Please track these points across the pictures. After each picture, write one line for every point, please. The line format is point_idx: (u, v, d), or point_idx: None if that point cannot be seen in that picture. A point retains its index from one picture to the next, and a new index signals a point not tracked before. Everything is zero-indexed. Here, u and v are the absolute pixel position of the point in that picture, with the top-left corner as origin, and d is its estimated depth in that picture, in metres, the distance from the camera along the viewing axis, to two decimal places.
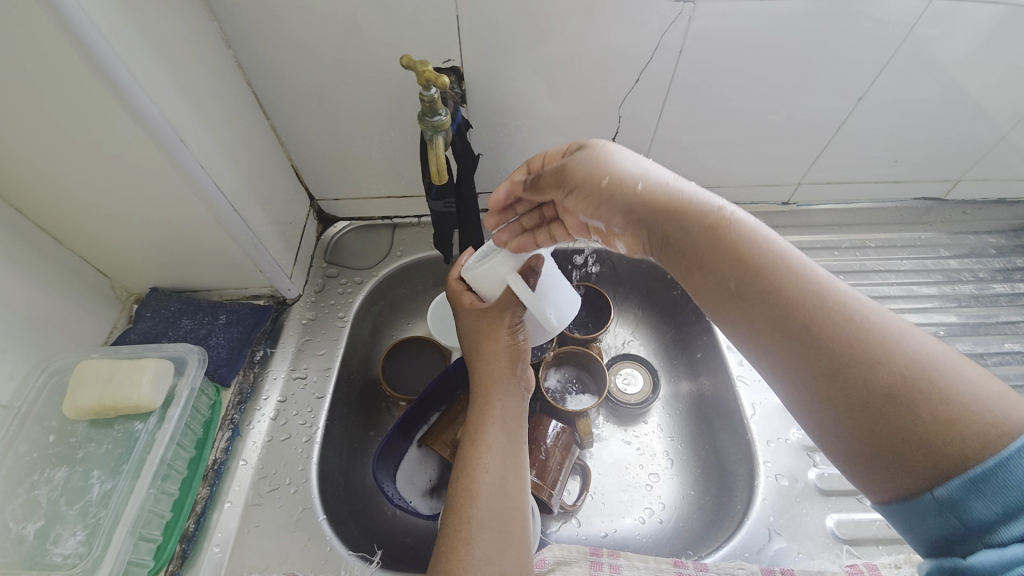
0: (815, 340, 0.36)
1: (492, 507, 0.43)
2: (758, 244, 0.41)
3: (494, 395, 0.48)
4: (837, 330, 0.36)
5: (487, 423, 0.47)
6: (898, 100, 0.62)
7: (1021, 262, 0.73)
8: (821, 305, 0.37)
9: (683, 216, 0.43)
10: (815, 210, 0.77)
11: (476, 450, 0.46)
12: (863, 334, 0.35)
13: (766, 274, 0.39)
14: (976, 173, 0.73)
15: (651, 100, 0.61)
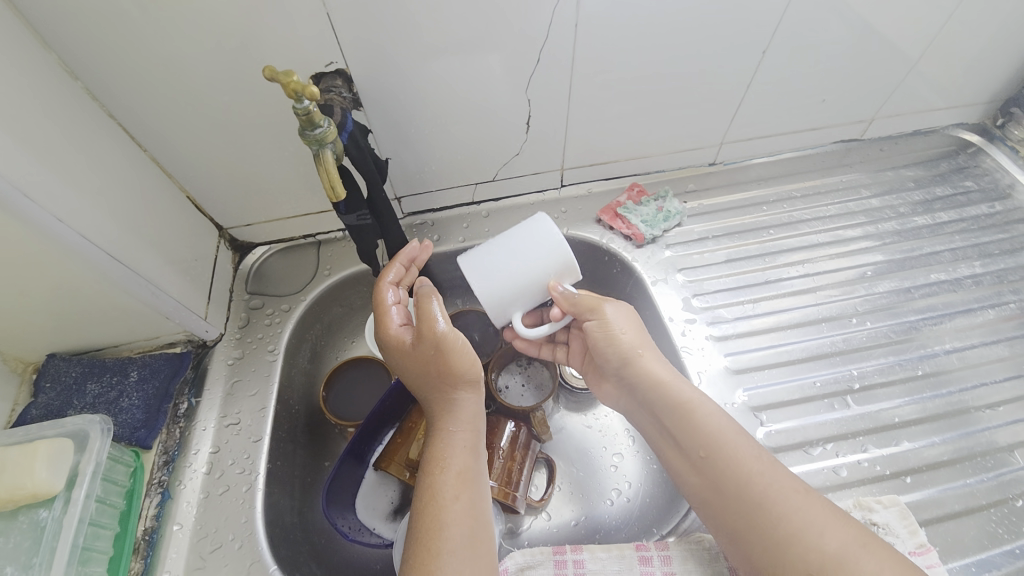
0: (720, 474, 0.47)
1: (458, 532, 0.43)
2: (693, 394, 0.51)
3: (448, 420, 0.49)
4: (737, 466, 0.46)
5: (447, 447, 0.47)
6: (801, 48, 0.62)
7: (938, 192, 0.76)
8: (735, 445, 0.47)
9: (640, 358, 0.53)
10: (741, 167, 0.77)
11: (435, 476, 0.46)
12: (761, 476, 0.45)
13: (693, 403, 0.50)
14: (888, 110, 0.74)
15: (558, 79, 0.59)
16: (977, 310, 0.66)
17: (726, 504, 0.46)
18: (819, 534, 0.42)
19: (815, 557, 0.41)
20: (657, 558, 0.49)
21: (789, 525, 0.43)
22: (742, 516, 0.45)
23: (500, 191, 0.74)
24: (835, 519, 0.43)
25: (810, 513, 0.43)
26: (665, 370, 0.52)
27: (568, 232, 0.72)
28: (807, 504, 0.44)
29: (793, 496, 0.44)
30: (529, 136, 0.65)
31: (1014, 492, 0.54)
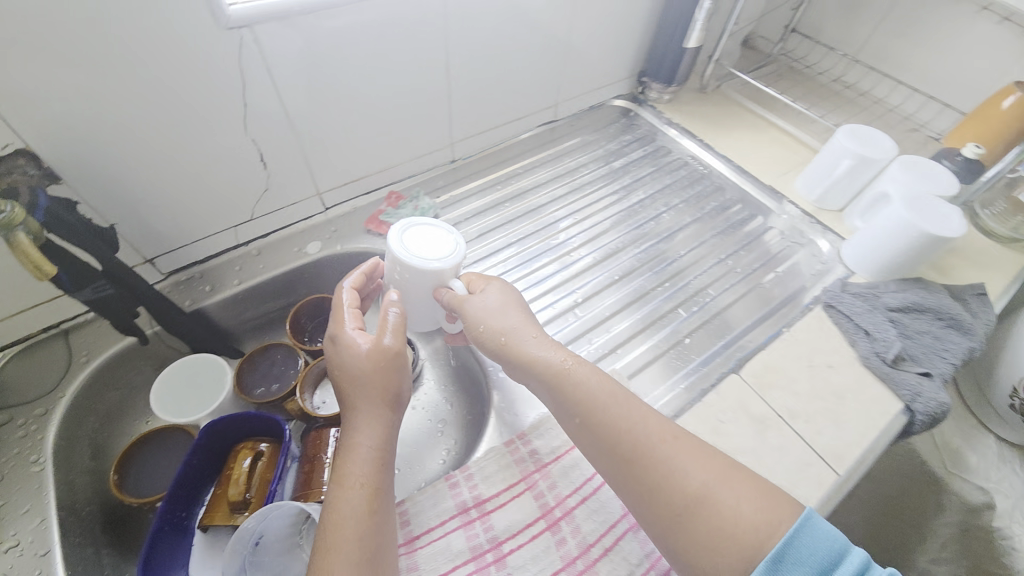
0: (598, 427, 0.53)
1: (361, 536, 0.46)
2: (564, 361, 0.57)
3: (358, 433, 0.52)
4: (608, 417, 0.53)
5: (354, 463, 0.50)
6: (475, 61, 0.79)
7: (614, 145, 1.03)
8: (608, 400, 0.54)
9: (505, 343, 0.59)
10: (476, 159, 0.94)
11: (337, 496, 0.48)
12: (629, 424, 0.52)
13: (567, 373, 0.56)
14: (564, 95, 0.98)
15: (275, 119, 0.65)
16: (652, 221, 0.90)
17: (602, 449, 0.53)
18: (686, 472, 0.48)
19: (680, 490, 0.48)
20: (461, 478, 0.59)
21: (688, 489, 0.48)
22: (619, 457, 0.51)
23: (264, 228, 0.77)
24: (691, 452, 0.50)
25: (673, 451, 0.50)
26: (538, 349, 0.58)
27: (342, 248, 0.80)
28: (676, 447, 0.50)
29: (660, 440, 0.51)
30: (270, 172, 0.70)
31: (685, 333, 0.75)
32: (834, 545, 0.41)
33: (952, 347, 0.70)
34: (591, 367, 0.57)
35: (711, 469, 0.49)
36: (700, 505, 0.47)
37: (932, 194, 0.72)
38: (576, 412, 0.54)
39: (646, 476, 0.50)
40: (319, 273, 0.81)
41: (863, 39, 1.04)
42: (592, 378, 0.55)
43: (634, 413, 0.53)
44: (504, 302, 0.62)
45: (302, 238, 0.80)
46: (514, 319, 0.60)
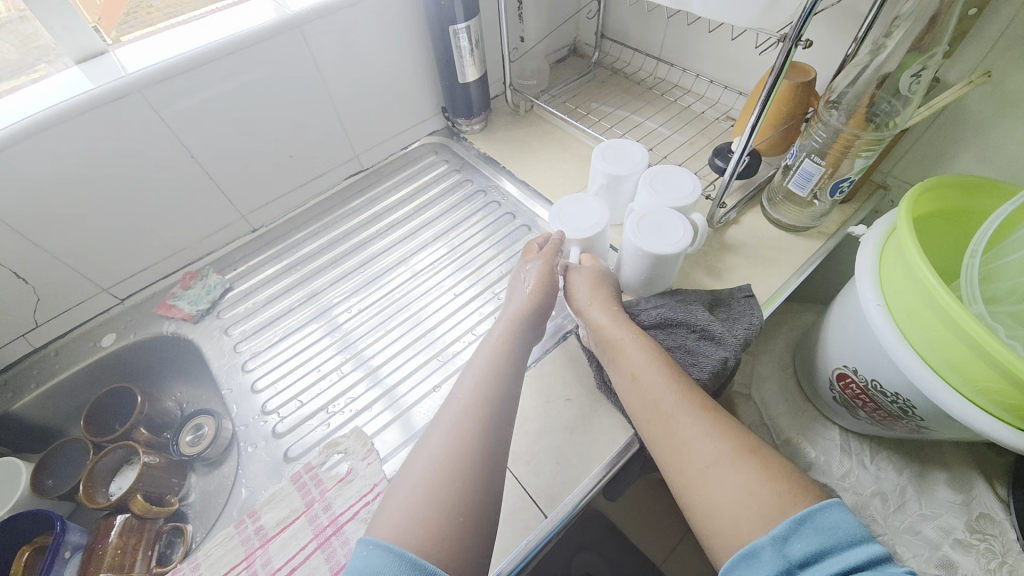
0: (641, 394, 0.58)
1: (416, 505, 0.49)
2: (622, 336, 0.63)
3: (460, 393, 0.59)
4: (647, 389, 0.58)
5: (431, 440, 0.55)
6: (228, 142, 0.82)
7: (427, 180, 1.05)
8: (647, 372, 0.59)
9: (588, 312, 0.67)
10: (281, 224, 0.98)
11: (411, 477, 0.52)
12: (661, 394, 0.57)
13: (627, 342, 0.62)
14: (361, 148, 1.01)
15: (13, 241, 0.70)
16: (442, 261, 0.91)
17: (641, 414, 0.58)
18: (697, 452, 0.52)
19: (699, 467, 0.51)
20: (187, 568, 0.59)
21: (704, 471, 0.51)
22: (650, 426, 0.57)
23: (59, 329, 0.82)
24: (717, 424, 0.54)
25: (695, 426, 0.54)
26: (601, 318, 0.66)
27: (136, 335, 0.85)
28: (700, 421, 0.54)
29: (682, 410, 0.55)
30: (36, 284, 0.75)
31: (440, 379, 0.74)
32: (852, 534, 0.42)
33: (701, 361, 0.65)
34: (650, 344, 0.63)
35: (726, 458, 0.51)
36: (707, 481, 0.50)
37: (668, 207, 0.69)
38: (628, 373, 0.60)
39: (676, 452, 0.53)
40: (123, 362, 0.86)
41: (660, 37, 1.02)
42: (634, 358, 0.61)
43: (684, 389, 0.57)
44: (608, 271, 0.73)
45: (100, 331, 0.85)
46: (596, 296, 0.69)
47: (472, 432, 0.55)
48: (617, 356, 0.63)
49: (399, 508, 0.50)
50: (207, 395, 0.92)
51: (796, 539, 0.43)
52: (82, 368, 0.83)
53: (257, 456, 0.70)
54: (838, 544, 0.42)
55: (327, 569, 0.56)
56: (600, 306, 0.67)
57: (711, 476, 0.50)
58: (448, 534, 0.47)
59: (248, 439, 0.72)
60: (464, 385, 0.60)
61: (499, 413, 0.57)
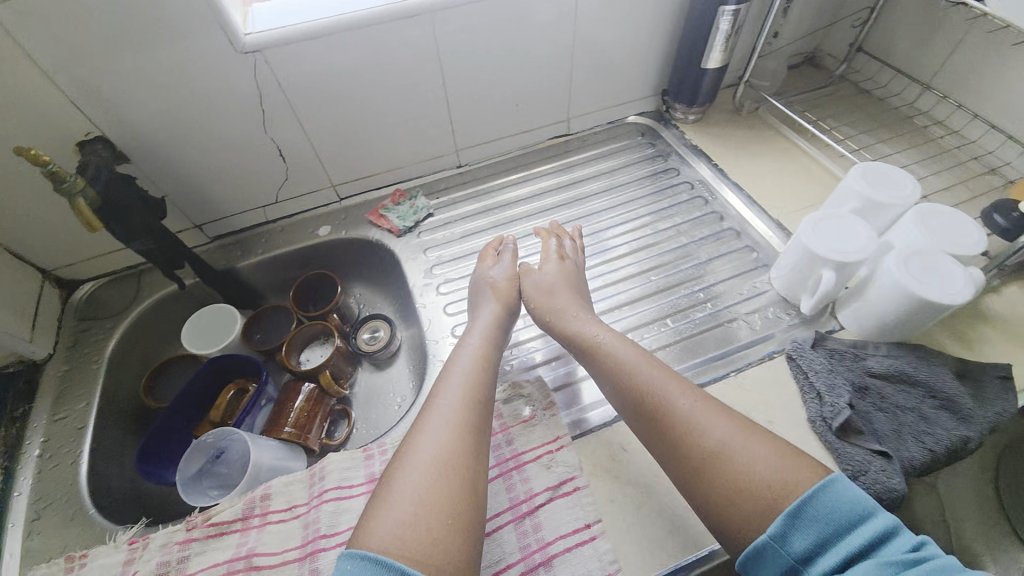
0: (609, 367, 0.62)
1: (429, 495, 0.49)
2: (600, 339, 0.65)
3: (435, 402, 0.59)
4: (619, 365, 0.61)
5: (421, 434, 0.55)
6: (473, 77, 0.86)
7: (631, 159, 1.02)
8: (623, 359, 0.61)
9: (560, 312, 0.71)
10: (483, 166, 1.01)
11: (389, 483, 0.51)
12: (649, 381, 0.58)
13: (618, 345, 0.63)
14: (574, 112, 1.01)
15: (289, 124, 0.79)
16: (636, 243, 0.89)
17: (627, 402, 0.59)
18: (705, 430, 0.52)
19: (702, 440, 0.51)
20: (376, 452, 0.65)
21: (711, 451, 0.50)
22: (641, 414, 0.57)
23: (289, 209, 0.93)
24: (687, 392, 0.56)
25: (672, 399, 0.55)
26: (584, 327, 0.67)
27: (346, 234, 0.94)
28: (712, 411, 0.53)
29: (663, 390, 0.56)
30: (289, 165, 0.85)
31: None
32: (857, 510, 0.43)
33: (937, 433, 0.58)
34: (624, 351, 0.62)
35: (728, 436, 0.50)
36: (721, 459, 0.49)
37: (945, 251, 0.62)
38: (613, 376, 0.61)
39: (679, 450, 0.52)
40: (327, 255, 0.96)
41: (937, 63, 0.90)
42: (614, 343, 0.63)
43: (681, 391, 0.56)
44: (572, 299, 0.72)
45: (317, 221, 0.95)
46: (587, 323, 0.68)
47: (435, 449, 0.53)
48: (601, 366, 0.63)
49: (394, 518, 0.48)
50: (383, 305, 1.00)
51: (793, 532, 0.43)
52: (297, 250, 0.93)
53: (445, 374, 0.74)
54: (841, 526, 0.42)
55: (506, 499, 0.58)
56: (584, 321, 0.68)
57: (721, 457, 0.49)
58: (463, 523, 0.49)
59: (435, 356, 0.76)
60: (448, 392, 0.59)
61: (471, 443, 0.55)
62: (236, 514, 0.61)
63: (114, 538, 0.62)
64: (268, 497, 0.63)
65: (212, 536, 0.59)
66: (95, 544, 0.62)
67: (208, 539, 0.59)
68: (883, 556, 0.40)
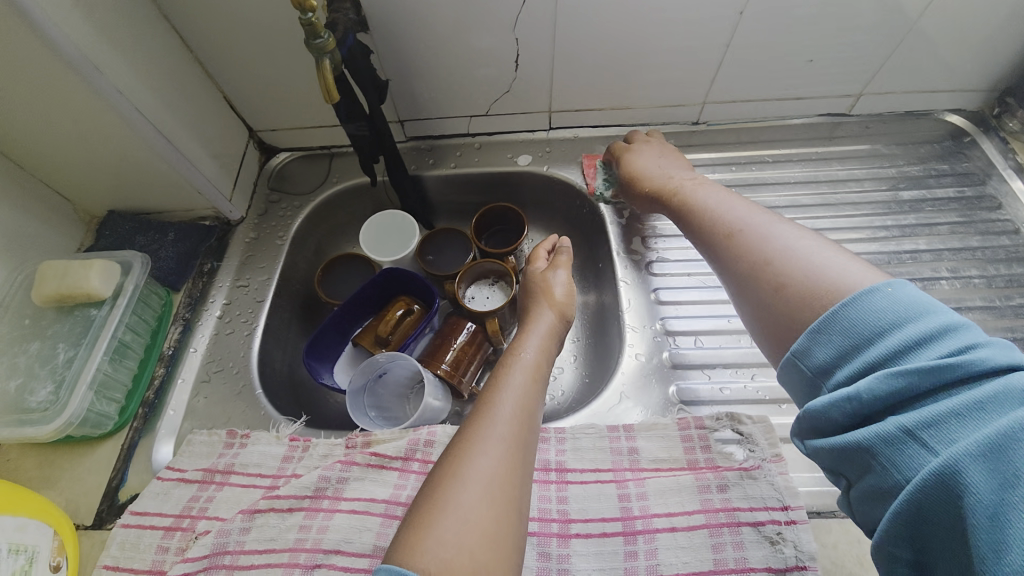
0: (710, 214, 0.54)
1: (485, 521, 0.38)
2: (678, 183, 0.62)
3: (491, 411, 0.46)
4: (720, 216, 0.53)
5: (484, 445, 0.42)
6: (782, 11, 0.64)
7: (935, 167, 0.77)
8: (735, 212, 0.52)
9: (675, 179, 0.63)
10: (723, 129, 0.82)
11: (442, 488, 0.40)
12: (761, 226, 0.48)
13: (725, 200, 0.55)
14: (874, 87, 0.76)
15: (543, 22, 0.65)
16: (922, 283, 0.66)
17: (737, 260, 0.47)
18: (776, 244, 0.45)
19: (833, 278, 0.39)
20: (552, 437, 0.55)
21: (770, 267, 0.44)
22: (738, 263, 0.47)
23: (493, 126, 0.82)
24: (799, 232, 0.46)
25: (779, 233, 0.46)
26: (685, 182, 0.62)
27: (548, 170, 0.81)
28: (777, 224, 0.47)
29: (767, 226, 0.48)
30: (517, 74, 0.73)
31: None
32: (885, 319, 0.34)
33: None
34: (716, 193, 0.57)
35: (798, 245, 0.44)
36: (773, 268, 0.44)
37: None
38: (691, 213, 0.57)
39: (744, 275, 0.46)
40: (517, 188, 0.84)
41: None
42: (725, 199, 0.55)
43: (757, 214, 0.50)
44: (668, 167, 0.67)
45: (517, 148, 0.83)
46: (676, 176, 0.64)
47: (496, 462, 0.42)
48: (686, 213, 0.57)
49: (448, 542, 0.36)
50: None
51: (917, 448, 0.30)
52: (490, 174, 0.82)
53: (646, 375, 0.61)
54: (865, 336, 0.34)
55: (710, 560, 0.47)
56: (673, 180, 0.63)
57: (779, 255, 0.44)
58: (512, 548, 0.38)
59: (634, 348, 0.63)
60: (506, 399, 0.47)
61: (523, 458, 0.43)
62: (399, 451, 0.54)
63: (275, 426, 0.60)
64: (430, 444, 0.55)
65: (372, 466, 0.54)
66: (257, 427, 0.60)
67: (369, 467, 0.53)
68: (906, 362, 0.33)
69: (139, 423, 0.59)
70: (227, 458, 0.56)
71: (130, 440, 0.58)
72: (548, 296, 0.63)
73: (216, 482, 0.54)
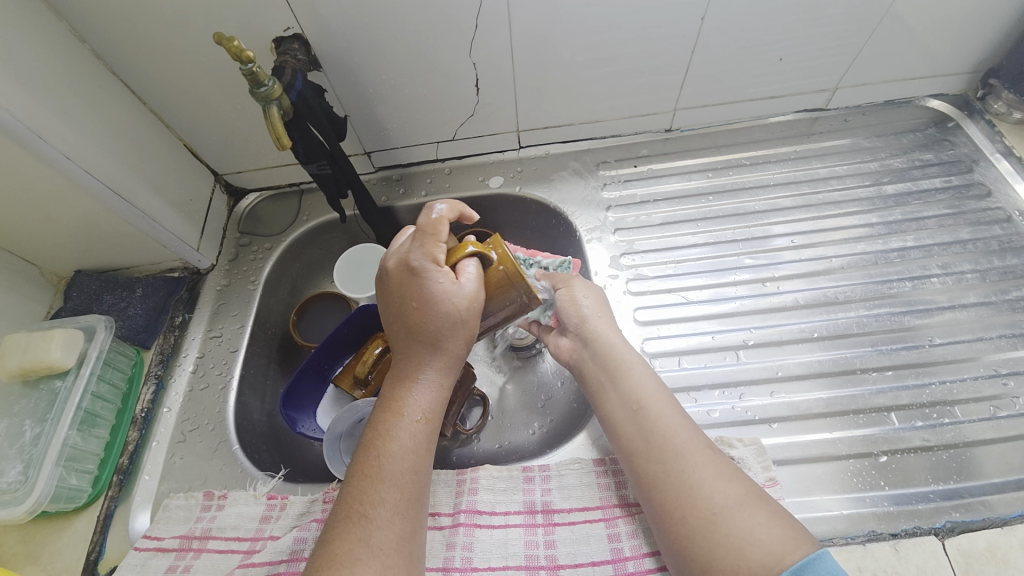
0: (647, 428, 0.49)
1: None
2: (632, 359, 0.53)
3: (378, 477, 0.43)
4: (664, 434, 0.48)
5: (371, 519, 0.42)
6: (745, 13, 0.63)
7: (916, 158, 0.74)
8: (675, 432, 0.47)
9: (622, 349, 0.54)
10: (697, 134, 0.79)
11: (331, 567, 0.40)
12: (697, 466, 0.45)
13: (662, 408, 0.49)
14: (851, 79, 0.73)
15: (499, 44, 0.64)
16: (912, 283, 0.63)
17: (670, 507, 0.45)
18: (714, 489, 0.44)
19: (758, 550, 0.40)
20: (538, 477, 0.53)
21: (709, 516, 0.43)
22: (666, 499, 0.45)
23: (462, 149, 0.80)
24: (724, 472, 0.45)
25: (710, 470, 0.45)
26: (632, 360, 0.53)
27: (520, 191, 0.78)
28: (713, 461, 0.46)
29: (695, 458, 0.46)
30: (480, 97, 0.71)
31: (880, 449, 0.53)
32: None
33: None
34: (657, 386, 0.51)
35: (735, 499, 0.43)
36: (719, 521, 0.42)
37: None
38: (633, 404, 0.50)
39: (676, 515, 0.44)
40: (492, 210, 0.82)
41: None
42: (662, 403, 0.50)
43: (692, 443, 0.47)
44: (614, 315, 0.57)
45: (489, 170, 0.81)
46: (621, 342, 0.55)
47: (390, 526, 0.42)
48: (626, 403, 0.51)
49: None
50: None
51: None
52: (463, 198, 0.80)
53: None
54: None
55: None
56: (618, 346, 0.54)
57: (728, 512, 0.42)
58: None
59: None
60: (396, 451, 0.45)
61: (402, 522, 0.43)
62: None
63: (252, 484, 0.59)
64: None
65: None
66: (235, 486, 0.59)
67: None
68: None
69: (114, 491, 0.58)
70: (204, 523, 0.54)
71: (106, 510, 0.57)
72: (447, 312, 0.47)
73: (193, 550, 0.53)
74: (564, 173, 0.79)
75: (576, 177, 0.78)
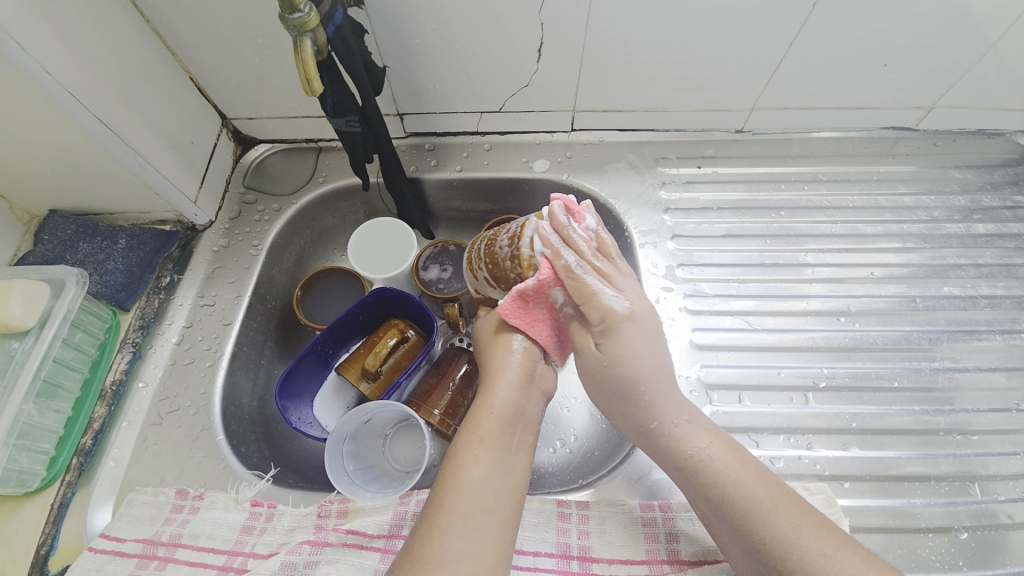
0: (735, 526, 0.41)
1: (481, 520, 0.40)
2: (705, 448, 0.44)
3: (475, 429, 0.44)
4: (764, 531, 0.40)
5: (443, 540, 0.38)
6: (864, 6, 0.53)
7: (1007, 198, 0.67)
8: (764, 518, 0.40)
9: (682, 427, 0.45)
10: (770, 140, 0.71)
11: (439, 499, 0.41)
12: (813, 561, 0.38)
13: (759, 499, 0.41)
14: (953, 99, 0.65)
15: (575, 5, 0.54)
16: (999, 338, 0.57)
17: None
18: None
19: None
20: (575, 515, 0.47)
21: None
22: None
23: (506, 125, 0.71)
24: (861, 568, 0.37)
25: (845, 572, 0.37)
26: (699, 442, 0.44)
27: (567, 179, 0.70)
28: (819, 554, 0.38)
29: (819, 560, 0.38)
30: (540, 66, 0.61)
31: (960, 523, 0.48)
32: None
33: None
34: (734, 462, 0.43)
35: None
36: None
37: None
38: (705, 497, 0.43)
39: None
40: (532, 197, 0.73)
41: None
42: (756, 491, 0.41)
43: (794, 530, 0.39)
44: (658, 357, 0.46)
45: (533, 151, 0.72)
46: (690, 419, 0.45)
47: (500, 463, 0.43)
48: (706, 494, 0.43)
49: (452, 532, 0.39)
50: None
51: None
52: (501, 180, 0.71)
53: None
54: None
55: None
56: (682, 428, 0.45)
57: None
58: (500, 541, 0.40)
59: None
60: (505, 395, 0.46)
61: (488, 546, 0.39)
62: (382, 529, 0.45)
63: (235, 486, 0.51)
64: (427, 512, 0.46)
65: (349, 546, 0.45)
66: (215, 487, 0.50)
67: (345, 548, 0.44)
68: None
69: (73, 476, 0.49)
70: (174, 527, 0.46)
71: (61, 497, 0.48)
72: (513, 349, 0.49)
73: (158, 559, 0.45)
74: (618, 165, 0.70)
75: (631, 172, 0.70)
